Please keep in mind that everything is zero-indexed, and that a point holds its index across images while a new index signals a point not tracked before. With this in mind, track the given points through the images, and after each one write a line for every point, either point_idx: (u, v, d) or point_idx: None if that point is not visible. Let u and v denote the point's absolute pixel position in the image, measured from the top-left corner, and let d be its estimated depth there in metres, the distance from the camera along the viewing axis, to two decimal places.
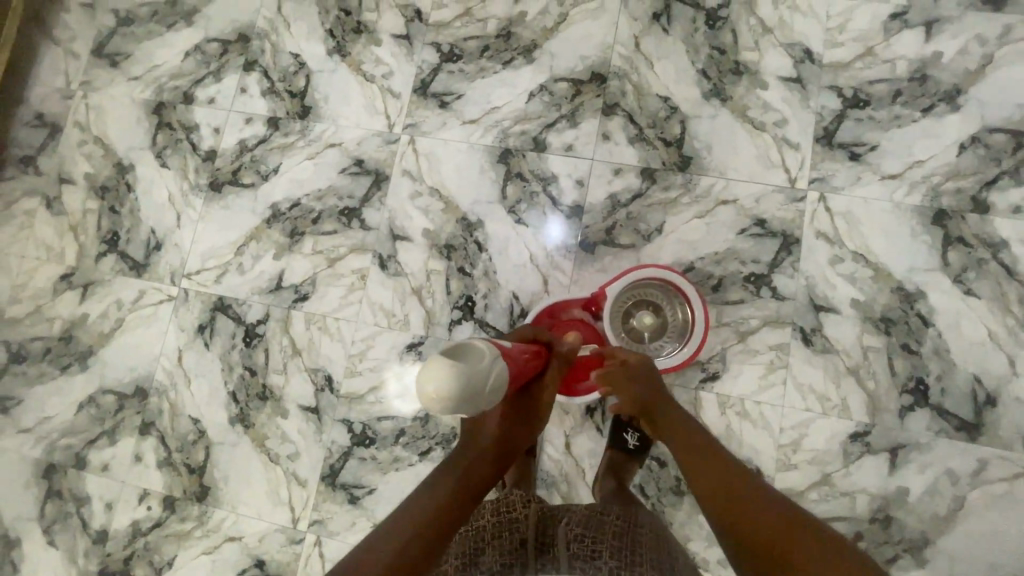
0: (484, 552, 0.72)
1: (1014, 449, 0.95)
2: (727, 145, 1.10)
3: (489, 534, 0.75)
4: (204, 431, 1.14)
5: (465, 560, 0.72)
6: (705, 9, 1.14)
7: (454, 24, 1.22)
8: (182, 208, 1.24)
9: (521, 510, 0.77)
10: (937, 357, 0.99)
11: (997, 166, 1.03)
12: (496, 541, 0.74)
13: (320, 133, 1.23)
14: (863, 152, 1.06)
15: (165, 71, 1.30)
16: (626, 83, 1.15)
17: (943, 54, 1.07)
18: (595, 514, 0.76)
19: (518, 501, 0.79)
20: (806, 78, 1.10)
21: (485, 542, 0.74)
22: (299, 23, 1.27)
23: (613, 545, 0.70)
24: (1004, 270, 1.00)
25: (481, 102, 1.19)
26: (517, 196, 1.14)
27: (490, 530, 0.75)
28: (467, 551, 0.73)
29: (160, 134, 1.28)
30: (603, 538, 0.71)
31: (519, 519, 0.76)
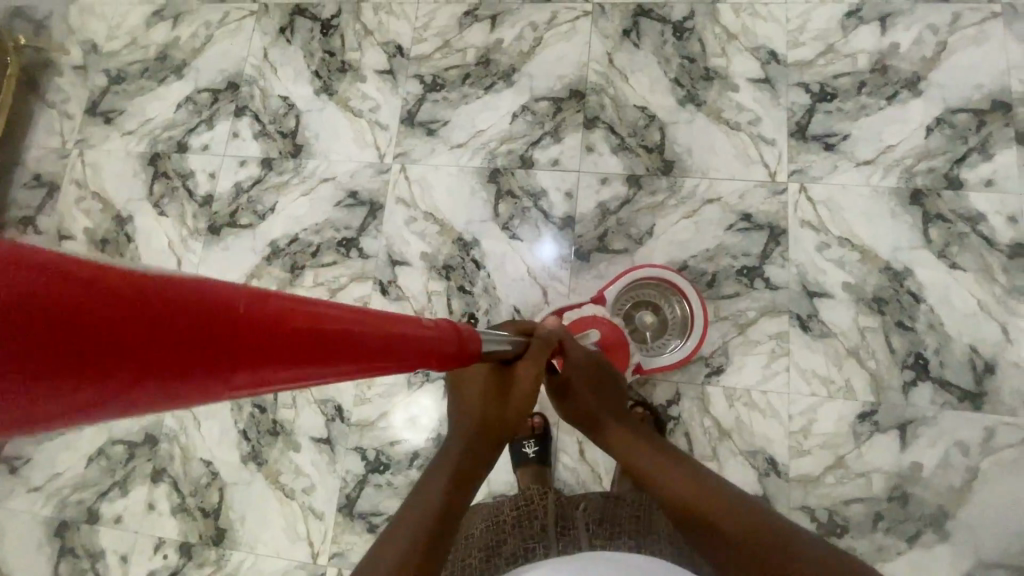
0: (506, 540, 0.75)
1: (1019, 415, 0.96)
2: (706, 147, 1.14)
3: (510, 523, 0.77)
4: (216, 473, 1.14)
5: (488, 552, 0.74)
6: (672, 23, 1.21)
7: (435, 56, 1.28)
8: (182, 254, 1.26)
9: (538, 501, 0.79)
10: (932, 331, 1.01)
11: (964, 144, 1.07)
12: (517, 528, 0.76)
13: (313, 170, 1.26)
14: (836, 142, 1.11)
15: (159, 124, 1.35)
16: (604, 97, 1.20)
17: (900, 45, 1.13)
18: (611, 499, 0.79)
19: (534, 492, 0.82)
20: (773, 77, 1.16)
21: (506, 532, 0.76)
22: (286, 68, 1.33)
23: (631, 526, 0.74)
24: (985, 241, 1.03)
25: (467, 126, 1.23)
26: (510, 213, 1.17)
27: (511, 522, 0.77)
28: (491, 538, 0.76)
29: (156, 184, 1.31)
30: (621, 519, 0.76)
31: (538, 509, 0.78)
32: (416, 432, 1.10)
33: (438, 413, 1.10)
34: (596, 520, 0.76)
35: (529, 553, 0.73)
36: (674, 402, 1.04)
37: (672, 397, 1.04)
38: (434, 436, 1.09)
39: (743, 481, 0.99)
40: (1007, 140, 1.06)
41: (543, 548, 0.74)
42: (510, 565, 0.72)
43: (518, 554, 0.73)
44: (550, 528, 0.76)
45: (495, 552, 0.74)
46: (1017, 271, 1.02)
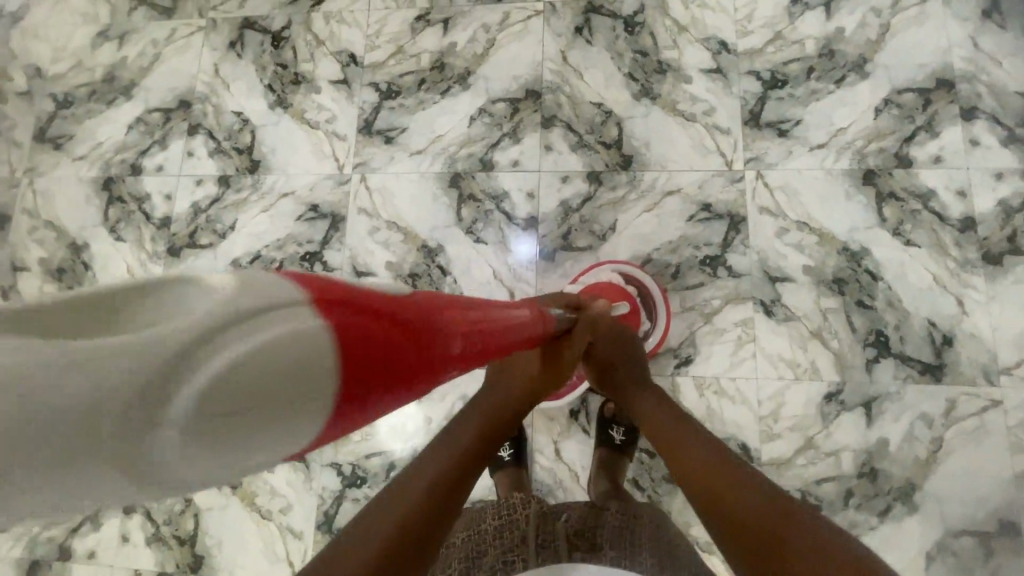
0: (487, 552, 0.74)
1: (978, 384, 0.99)
2: (663, 139, 1.15)
3: (491, 534, 0.76)
4: (190, 499, 1.12)
5: (468, 562, 0.74)
6: (623, 18, 1.21)
7: (389, 63, 1.26)
8: (142, 278, 1.24)
9: (520, 511, 0.78)
10: (891, 308, 1.03)
11: (912, 123, 1.10)
12: (498, 540, 0.75)
13: (272, 185, 1.24)
14: (789, 128, 1.13)
15: (111, 147, 1.32)
16: (559, 95, 1.20)
17: (845, 29, 1.15)
18: (593, 509, 0.78)
19: (517, 500, 0.81)
20: (725, 67, 1.17)
21: (486, 543, 0.75)
22: (238, 83, 1.30)
23: (612, 537, 0.74)
24: (936, 217, 1.06)
25: (425, 132, 1.22)
26: (473, 217, 1.17)
27: (492, 533, 0.76)
28: (471, 548, 0.76)
29: (111, 208, 1.28)
30: (602, 529, 0.74)
31: (520, 518, 0.77)
32: (397, 442, 1.09)
33: (416, 422, 1.09)
34: (579, 533, 0.74)
35: (508, 566, 0.72)
36: None
37: None
38: (410, 446, 1.09)
39: None
40: (952, 117, 1.09)
41: (523, 560, 0.72)
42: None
43: (498, 566, 0.72)
44: (532, 538, 0.74)
45: (476, 563, 0.74)
46: (968, 244, 1.04)
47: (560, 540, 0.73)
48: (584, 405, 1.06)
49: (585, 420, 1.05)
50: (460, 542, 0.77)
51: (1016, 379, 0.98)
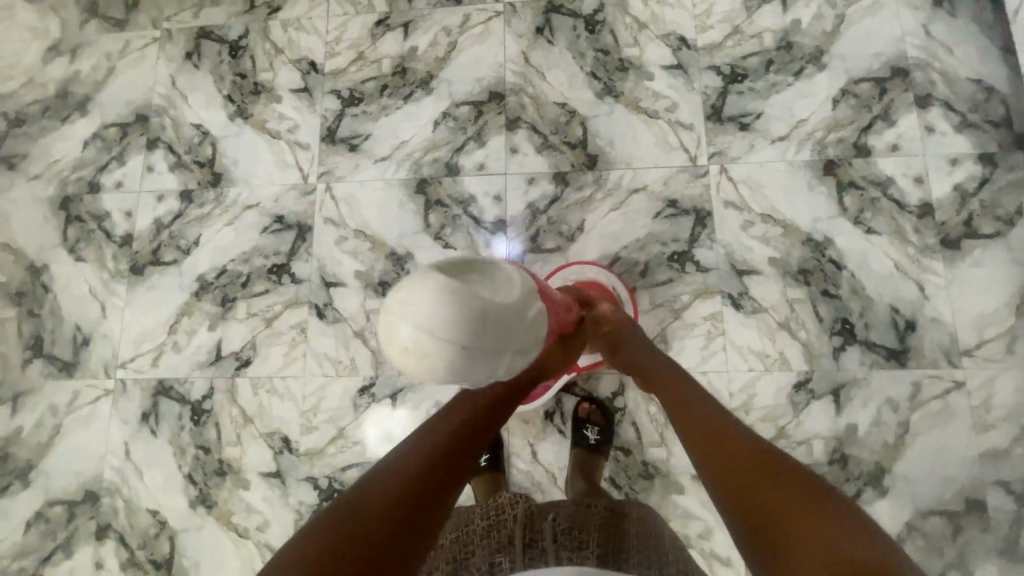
0: (476, 553, 0.73)
1: (940, 366, 1.01)
2: (628, 137, 1.15)
3: (480, 535, 0.75)
4: (165, 522, 1.10)
5: (457, 563, 0.74)
6: (583, 16, 1.21)
7: (350, 69, 1.25)
8: (105, 298, 1.21)
9: (508, 512, 0.76)
10: (855, 295, 1.05)
11: (869, 112, 1.11)
12: (485, 540, 0.74)
13: (235, 198, 1.22)
14: (750, 121, 1.13)
15: (67, 164, 1.28)
16: (523, 96, 1.19)
17: (802, 21, 1.16)
18: (581, 508, 0.77)
19: (507, 500, 0.80)
20: (686, 63, 1.17)
21: (475, 544, 0.75)
22: (197, 94, 1.28)
23: (599, 537, 0.72)
24: (896, 204, 1.07)
25: (390, 138, 1.21)
26: (441, 222, 1.16)
27: (482, 533, 0.76)
28: (460, 550, 0.75)
29: (70, 228, 1.25)
30: (590, 531, 0.73)
31: (508, 519, 0.75)
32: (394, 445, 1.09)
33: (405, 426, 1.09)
34: (566, 537, 0.71)
35: (495, 567, 0.71)
36: (620, 393, 1.05)
37: (616, 389, 1.05)
38: None
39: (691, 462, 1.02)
40: (908, 105, 1.11)
41: (510, 562, 0.70)
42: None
43: (486, 568, 0.71)
44: (518, 540, 0.71)
45: (466, 564, 0.73)
46: (927, 230, 1.06)
47: (547, 542, 0.71)
48: (558, 406, 1.06)
49: (560, 421, 1.05)
50: (450, 543, 0.77)
51: (977, 360, 1.01)
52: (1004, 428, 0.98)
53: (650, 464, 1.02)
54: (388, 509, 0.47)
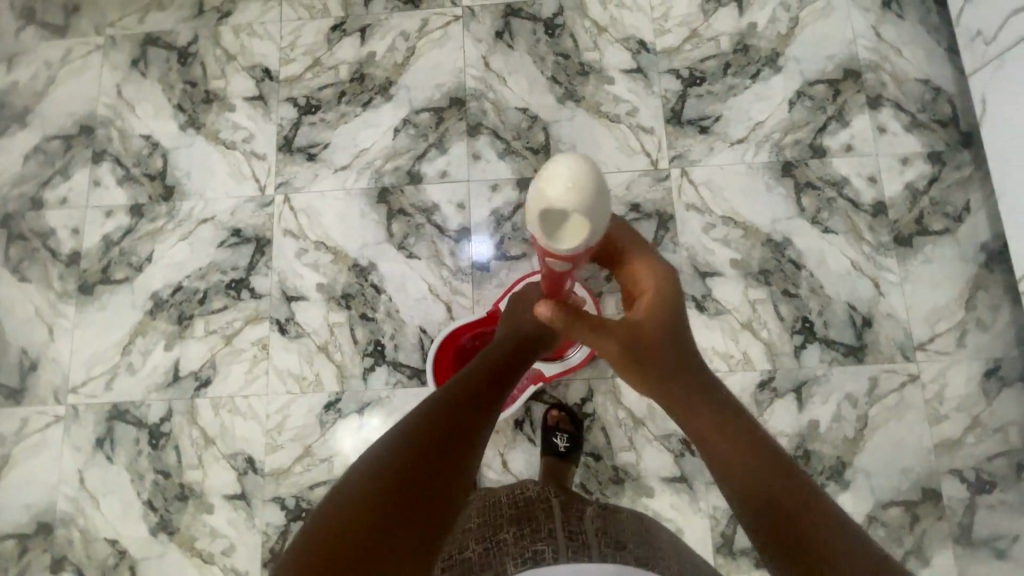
0: (509, 540, 0.66)
1: (896, 361, 1.04)
2: (590, 142, 1.15)
3: (511, 523, 0.69)
4: (125, 550, 1.06)
5: (485, 547, 0.66)
6: (542, 20, 1.20)
7: (306, 76, 1.22)
8: (53, 320, 1.15)
9: (540, 504, 0.72)
10: (814, 294, 1.07)
11: (824, 113, 1.13)
12: (516, 527, 0.68)
13: (189, 212, 1.18)
14: (710, 124, 1.15)
15: (7, 180, 1.22)
16: (484, 102, 1.18)
17: (757, 24, 1.18)
18: (608, 510, 0.73)
19: (536, 492, 0.75)
20: (645, 66, 1.18)
21: (504, 530, 0.68)
22: (145, 104, 1.23)
23: (634, 540, 0.67)
24: (851, 204, 1.10)
25: (349, 146, 1.18)
26: (404, 231, 1.14)
27: (511, 519, 0.69)
28: (490, 537, 0.68)
29: (12, 247, 1.19)
30: (627, 533, 0.69)
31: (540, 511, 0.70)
32: None
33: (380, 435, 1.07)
34: (607, 536, 0.66)
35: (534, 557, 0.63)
36: (588, 399, 1.05)
37: (585, 395, 1.05)
38: None
39: (660, 465, 1.02)
40: (860, 106, 1.13)
41: (552, 551, 0.62)
42: (516, 566, 0.62)
43: (523, 556, 0.62)
44: (560, 534, 0.65)
45: (498, 552, 0.65)
46: (881, 228, 1.09)
47: (588, 537, 0.65)
48: (528, 415, 1.05)
49: (530, 429, 1.05)
50: (478, 527, 0.70)
51: (931, 354, 1.04)
52: (956, 418, 1.02)
53: (621, 468, 1.03)
54: (361, 514, 0.42)
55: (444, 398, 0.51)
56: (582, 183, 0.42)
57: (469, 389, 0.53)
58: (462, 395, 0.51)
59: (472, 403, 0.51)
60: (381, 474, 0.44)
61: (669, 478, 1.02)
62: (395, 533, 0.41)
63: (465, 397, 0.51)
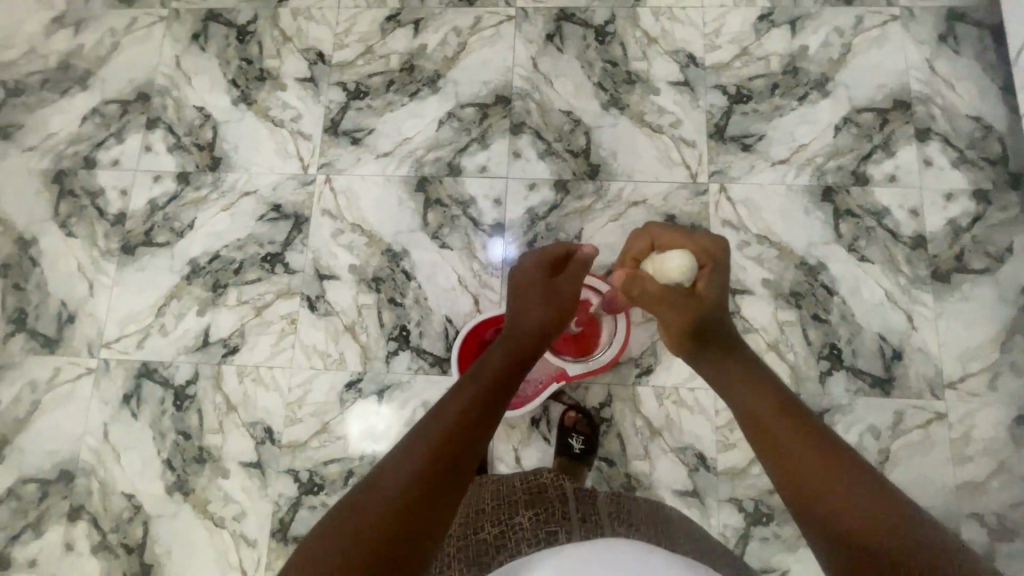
0: (523, 523, 0.66)
1: (923, 397, 1.02)
2: (631, 150, 1.16)
3: (525, 508, 0.69)
4: (140, 506, 1.09)
5: (501, 528, 0.66)
6: (594, 27, 1.22)
7: (358, 63, 1.24)
8: (93, 277, 1.19)
9: (553, 491, 0.72)
10: (844, 322, 1.06)
11: (870, 141, 1.13)
12: (531, 510, 0.68)
13: (233, 184, 1.21)
14: (753, 142, 1.14)
15: (64, 138, 1.26)
16: (529, 102, 1.19)
17: (809, 47, 1.17)
18: (620, 496, 0.75)
19: (548, 478, 0.76)
20: (692, 80, 1.18)
21: (520, 511, 0.69)
22: (201, 76, 1.27)
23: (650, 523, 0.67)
24: (890, 234, 1.09)
25: (393, 134, 1.21)
26: (439, 222, 1.16)
27: (526, 501, 0.71)
28: (505, 522, 0.67)
29: (62, 202, 1.23)
30: (642, 517, 0.69)
31: (555, 496, 0.71)
32: (376, 442, 1.08)
33: (387, 422, 1.09)
34: (622, 520, 0.67)
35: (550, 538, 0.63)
36: (607, 403, 1.05)
37: (603, 400, 1.05)
38: (368, 452, 1.08)
39: (673, 477, 1.02)
40: (908, 137, 1.12)
41: (566, 531, 0.63)
42: (531, 547, 0.62)
43: (538, 536, 0.63)
44: (573, 516, 0.67)
45: (512, 536, 0.65)
46: (919, 261, 1.07)
47: (602, 520, 0.66)
48: (545, 414, 1.06)
49: (545, 428, 1.05)
50: (491, 509, 0.71)
51: (960, 394, 1.02)
52: (981, 461, 0.99)
53: (634, 476, 1.03)
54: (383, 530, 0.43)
55: (456, 412, 0.53)
56: (688, 268, 0.74)
57: (482, 403, 0.55)
58: (474, 407, 0.54)
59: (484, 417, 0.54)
60: (401, 486, 0.45)
61: (681, 491, 1.01)
62: (417, 547, 0.43)
63: (481, 407, 0.54)
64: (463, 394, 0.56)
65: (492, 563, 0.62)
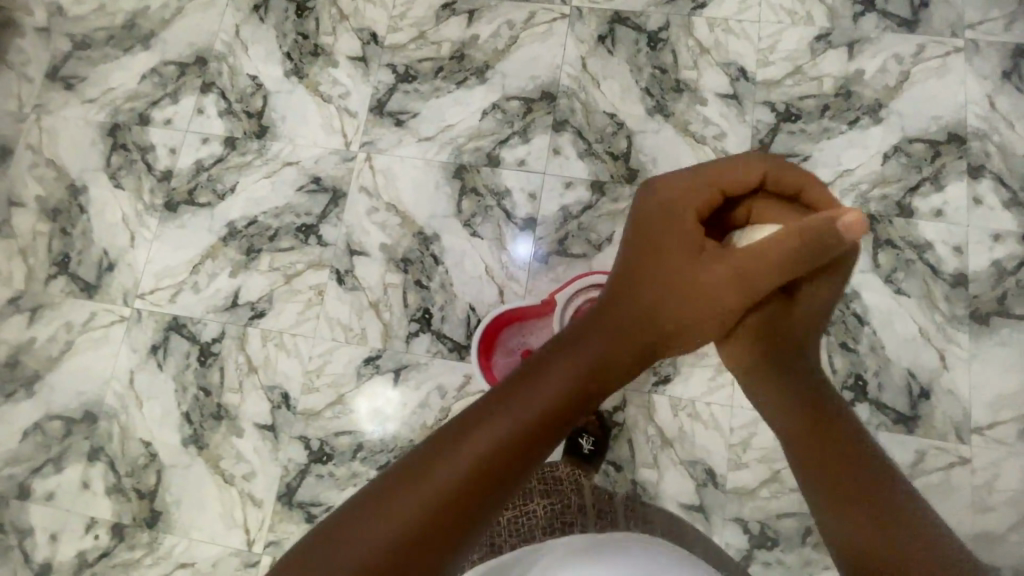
0: (538, 510, 0.68)
1: (948, 440, 0.99)
2: (672, 159, 1.15)
3: (540, 495, 0.70)
4: (155, 454, 1.12)
5: (516, 512, 0.68)
6: (647, 32, 1.21)
7: (410, 47, 1.26)
8: (136, 229, 1.23)
9: (568, 485, 0.74)
10: (873, 353, 1.04)
11: (919, 173, 1.10)
12: (546, 500, 0.70)
13: (276, 153, 1.24)
14: (796, 163, 1.13)
15: (122, 93, 1.31)
16: (574, 101, 1.19)
17: (865, 72, 1.15)
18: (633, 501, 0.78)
19: (563, 474, 0.76)
20: (741, 94, 1.17)
21: (534, 498, 0.70)
22: (257, 46, 1.30)
23: (661, 525, 0.71)
24: (930, 269, 1.06)
25: (436, 119, 1.22)
26: (472, 210, 1.17)
27: (542, 490, 0.71)
28: (519, 507, 0.68)
29: (114, 155, 1.28)
30: (651, 519, 0.73)
31: (568, 490, 0.73)
32: (378, 424, 1.09)
33: (392, 407, 1.10)
34: (633, 519, 0.71)
35: (567, 527, 0.67)
36: (620, 408, 1.05)
37: (617, 404, 1.05)
38: (377, 430, 1.09)
39: (680, 490, 1.01)
40: (959, 173, 1.09)
41: (581, 525, 0.67)
42: (547, 535, 0.65)
43: (554, 525, 0.66)
44: (589, 509, 0.70)
45: (526, 521, 0.67)
46: (957, 300, 1.04)
47: (615, 516, 0.70)
48: None
49: None
50: None
51: (987, 441, 0.99)
52: (1002, 512, 0.96)
53: (640, 484, 1.02)
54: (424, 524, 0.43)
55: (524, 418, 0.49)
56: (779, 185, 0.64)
57: (573, 397, 0.52)
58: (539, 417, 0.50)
59: (568, 414, 0.51)
60: (452, 481, 0.45)
61: (686, 504, 1.00)
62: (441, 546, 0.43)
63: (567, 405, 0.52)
64: (559, 374, 0.52)
65: (506, 547, 0.64)
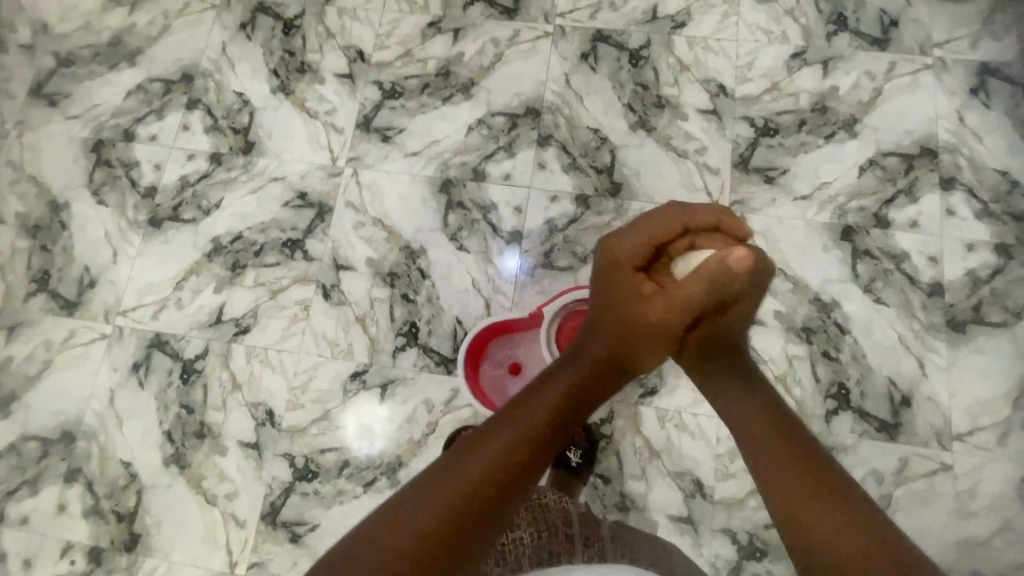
0: (524, 539, 0.66)
1: (930, 447, 1.01)
2: (655, 172, 1.17)
3: (527, 523, 0.69)
4: (136, 474, 1.10)
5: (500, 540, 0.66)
6: (629, 50, 1.24)
7: (396, 64, 1.28)
8: (118, 245, 1.22)
9: (556, 513, 0.73)
10: (855, 362, 1.05)
11: (894, 185, 1.13)
12: (533, 529, 0.68)
13: (262, 168, 1.24)
14: (776, 176, 1.15)
15: (106, 110, 1.30)
16: (558, 116, 1.22)
17: (839, 88, 1.19)
18: (623, 528, 0.77)
19: (550, 503, 0.76)
20: (721, 109, 1.20)
21: (519, 526, 0.68)
22: (244, 63, 1.31)
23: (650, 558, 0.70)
24: (907, 279, 1.08)
25: (423, 135, 1.23)
26: (459, 224, 1.18)
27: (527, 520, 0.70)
28: (505, 534, 0.67)
29: (97, 171, 1.27)
30: (640, 548, 0.72)
31: (557, 520, 0.72)
32: (365, 440, 1.08)
33: (380, 422, 1.09)
34: (622, 548, 0.69)
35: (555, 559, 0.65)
36: (608, 420, 1.05)
37: (605, 415, 1.05)
38: (364, 447, 1.08)
39: (669, 502, 1.01)
40: (933, 184, 1.12)
41: (568, 555, 0.65)
42: (533, 567, 0.63)
43: (540, 555, 0.64)
44: (578, 540, 0.68)
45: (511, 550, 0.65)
46: (934, 309, 1.07)
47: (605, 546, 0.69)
48: None
49: None
50: None
51: (968, 447, 1.00)
52: (984, 518, 0.97)
53: (628, 497, 1.02)
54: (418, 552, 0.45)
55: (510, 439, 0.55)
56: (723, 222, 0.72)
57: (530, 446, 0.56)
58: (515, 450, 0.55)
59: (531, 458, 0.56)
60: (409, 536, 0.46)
61: (675, 517, 1.00)
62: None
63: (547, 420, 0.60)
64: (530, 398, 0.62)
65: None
